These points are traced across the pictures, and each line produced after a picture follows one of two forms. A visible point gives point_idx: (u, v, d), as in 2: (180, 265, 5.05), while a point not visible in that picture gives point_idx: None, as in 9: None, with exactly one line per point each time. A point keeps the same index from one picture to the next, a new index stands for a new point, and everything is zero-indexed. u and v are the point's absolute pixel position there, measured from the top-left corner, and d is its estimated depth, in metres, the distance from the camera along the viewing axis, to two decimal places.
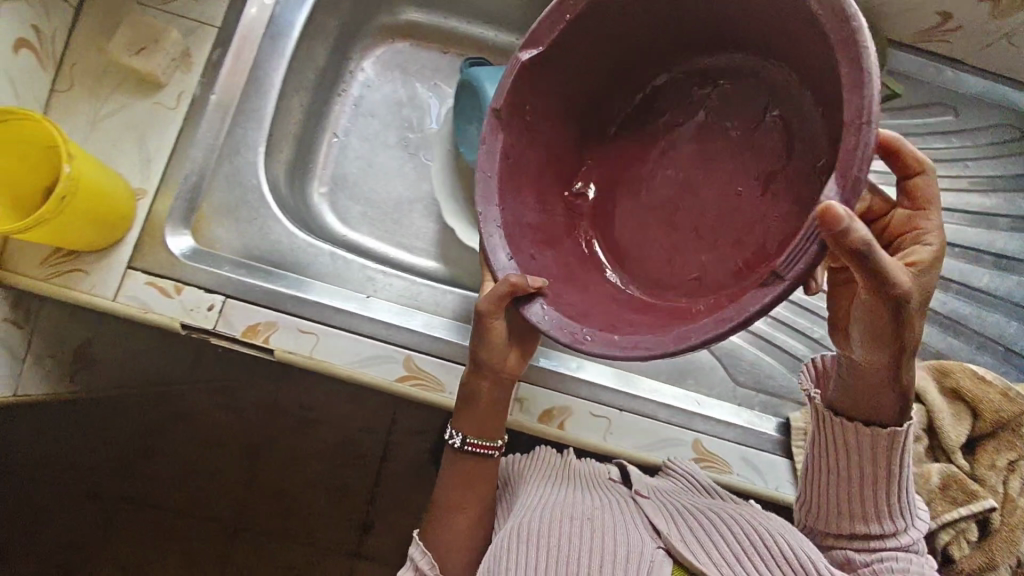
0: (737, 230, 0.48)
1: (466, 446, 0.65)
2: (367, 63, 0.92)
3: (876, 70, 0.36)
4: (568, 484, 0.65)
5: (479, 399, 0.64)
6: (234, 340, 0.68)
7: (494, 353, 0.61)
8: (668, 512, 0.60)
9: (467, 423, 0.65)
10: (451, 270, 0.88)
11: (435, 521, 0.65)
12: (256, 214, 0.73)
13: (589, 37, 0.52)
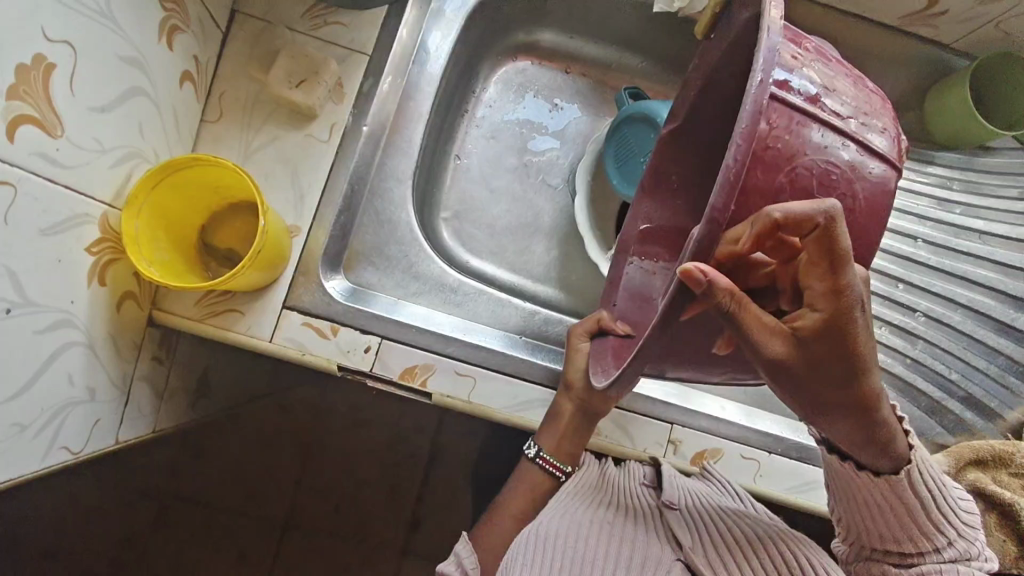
0: None
1: (539, 459, 0.67)
2: (490, 85, 0.89)
3: (756, 92, 0.36)
4: (608, 494, 0.66)
5: (561, 418, 0.67)
6: (390, 382, 0.67)
7: (578, 374, 0.67)
8: (688, 520, 0.62)
9: (546, 436, 0.67)
10: (576, 300, 0.87)
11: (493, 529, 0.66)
12: (407, 253, 0.72)
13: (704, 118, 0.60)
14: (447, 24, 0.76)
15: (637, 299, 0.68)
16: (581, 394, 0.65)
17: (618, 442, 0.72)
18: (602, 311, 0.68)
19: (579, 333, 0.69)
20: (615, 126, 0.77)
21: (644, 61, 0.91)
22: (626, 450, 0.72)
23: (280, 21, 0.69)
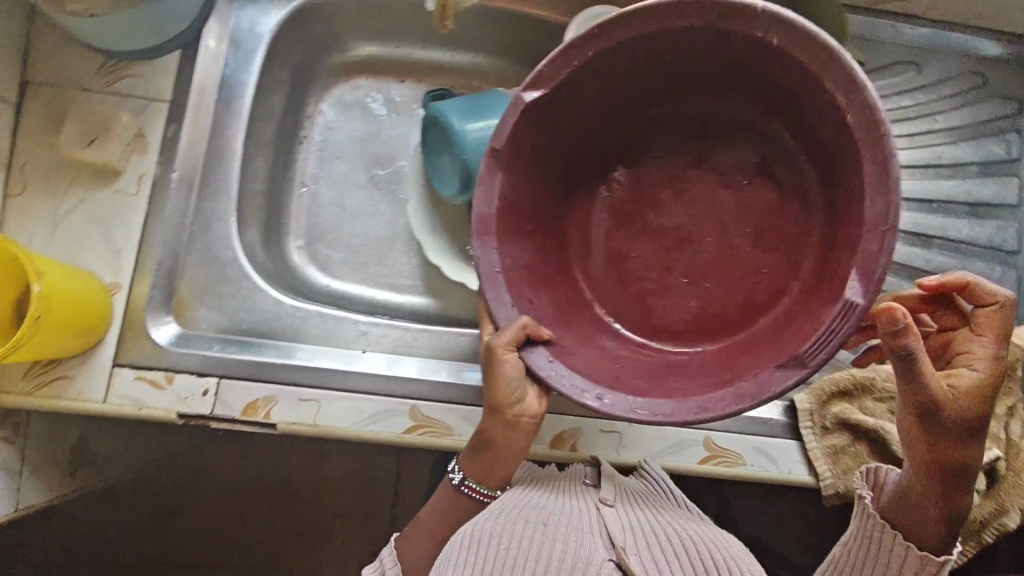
0: (723, 271, 0.61)
1: (465, 485, 0.64)
2: (325, 102, 0.87)
3: (879, 140, 0.47)
4: (557, 488, 0.65)
5: (493, 444, 0.63)
6: (234, 421, 0.67)
7: (503, 388, 0.60)
8: (631, 522, 0.60)
9: (472, 465, 0.64)
10: (440, 304, 0.87)
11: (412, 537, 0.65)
12: (238, 289, 0.71)
13: (583, 96, 0.59)
14: (250, 53, 0.73)
15: (523, 288, 0.60)
16: (512, 411, 0.61)
17: None
18: (525, 318, 0.57)
19: (502, 349, 0.57)
20: (431, 125, 0.72)
21: (476, 53, 0.88)
22: None
23: (72, 82, 0.70)
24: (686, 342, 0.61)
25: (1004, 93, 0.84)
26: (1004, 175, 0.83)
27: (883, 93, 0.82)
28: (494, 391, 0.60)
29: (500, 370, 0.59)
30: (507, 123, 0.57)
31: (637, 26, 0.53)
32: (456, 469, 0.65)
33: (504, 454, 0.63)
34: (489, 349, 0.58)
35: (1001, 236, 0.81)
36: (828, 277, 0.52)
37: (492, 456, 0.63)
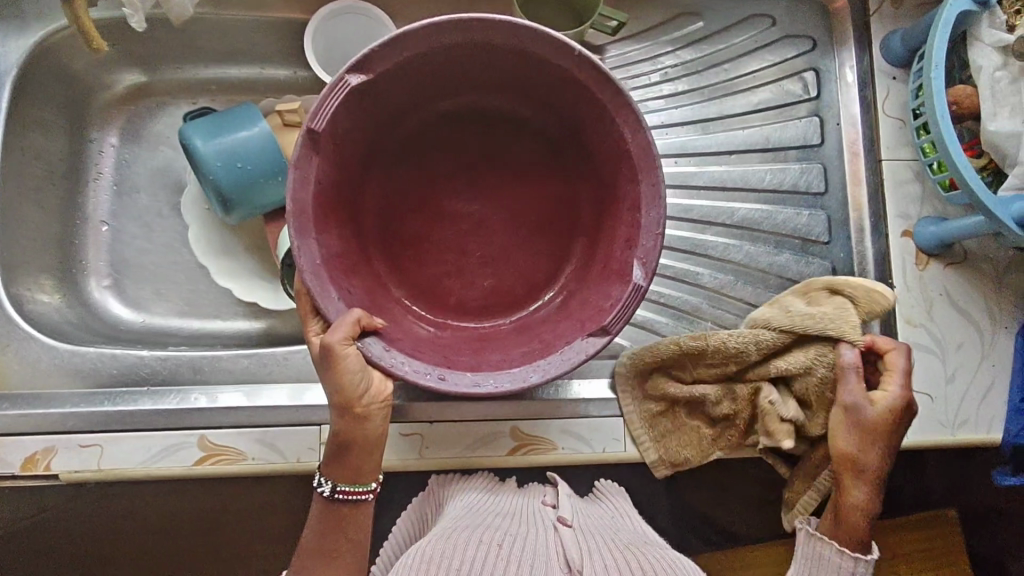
0: (511, 259, 0.67)
1: (337, 493, 0.62)
2: (112, 136, 0.84)
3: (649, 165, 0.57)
4: (507, 513, 0.69)
5: (354, 442, 0.60)
6: (16, 476, 0.66)
7: (350, 380, 0.57)
8: (594, 540, 0.64)
9: (336, 468, 0.61)
10: (263, 324, 0.83)
11: (305, 564, 0.62)
12: (8, 340, 0.70)
13: (384, 89, 0.58)
14: None
15: (340, 278, 0.58)
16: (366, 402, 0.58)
17: (269, 461, 0.68)
18: (358, 311, 0.56)
19: (340, 343, 0.55)
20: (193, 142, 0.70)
21: (265, 65, 0.84)
22: (279, 467, 0.68)
23: None
24: (484, 318, 0.67)
25: (795, 32, 0.82)
26: (804, 116, 0.81)
27: (664, 50, 0.81)
28: (337, 383, 0.57)
29: (342, 365, 0.56)
30: (324, 111, 0.54)
31: (437, 28, 0.54)
32: (321, 477, 0.62)
33: (363, 448, 0.60)
34: (326, 343, 0.55)
35: (806, 178, 0.80)
36: (612, 257, 0.61)
37: (353, 455, 0.60)
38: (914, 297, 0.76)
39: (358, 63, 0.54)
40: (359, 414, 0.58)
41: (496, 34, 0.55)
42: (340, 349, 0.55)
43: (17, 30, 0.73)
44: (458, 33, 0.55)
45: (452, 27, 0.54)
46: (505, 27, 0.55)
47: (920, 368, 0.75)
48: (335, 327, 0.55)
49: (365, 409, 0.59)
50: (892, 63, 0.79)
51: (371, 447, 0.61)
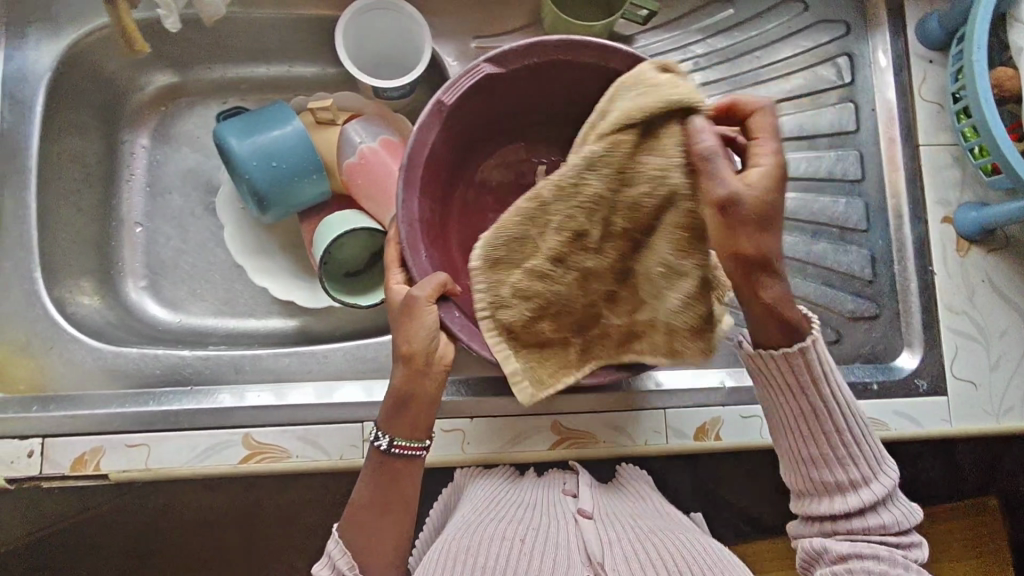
0: None
1: (393, 448, 0.58)
2: (143, 137, 0.84)
3: None
4: (527, 502, 0.69)
5: (415, 397, 0.57)
6: (65, 477, 0.67)
7: (419, 334, 0.56)
8: (617, 531, 0.63)
9: (392, 421, 0.58)
10: (297, 321, 0.82)
11: (358, 523, 0.58)
12: (52, 343, 0.71)
13: (514, 86, 0.64)
14: (26, 106, 0.73)
15: (427, 245, 0.61)
16: (425, 354, 0.56)
17: (314, 459, 0.69)
18: (443, 274, 0.57)
19: (424, 299, 0.56)
20: (245, 121, 0.70)
21: (291, 63, 0.84)
22: (324, 464, 0.69)
23: None
24: None
25: (828, 16, 0.81)
26: (838, 102, 0.80)
27: (695, 38, 0.80)
28: (407, 337, 0.56)
29: (425, 313, 0.56)
30: (454, 91, 0.59)
31: (573, 43, 0.60)
32: (377, 430, 0.59)
33: (416, 409, 0.57)
34: (410, 296, 0.56)
35: (842, 165, 0.79)
36: None
37: (407, 413, 0.57)
38: (953, 284, 0.76)
39: (497, 56, 0.60)
40: (427, 367, 0.56)
41: (615, 59, 0.60)
42: (422, 304, 0.56)
43: (51, 35, 0.74)
44: (588, 52, 0.60)
45: (585, 47, 0.60)
46: (630, 56, 0.60)
47: (962, 356, 0.75)
48: (423, 283, 0.57)
49: (427, 364, 0.56)
50: (929, 47, 0.78)
51: (424, 411, 0.58)
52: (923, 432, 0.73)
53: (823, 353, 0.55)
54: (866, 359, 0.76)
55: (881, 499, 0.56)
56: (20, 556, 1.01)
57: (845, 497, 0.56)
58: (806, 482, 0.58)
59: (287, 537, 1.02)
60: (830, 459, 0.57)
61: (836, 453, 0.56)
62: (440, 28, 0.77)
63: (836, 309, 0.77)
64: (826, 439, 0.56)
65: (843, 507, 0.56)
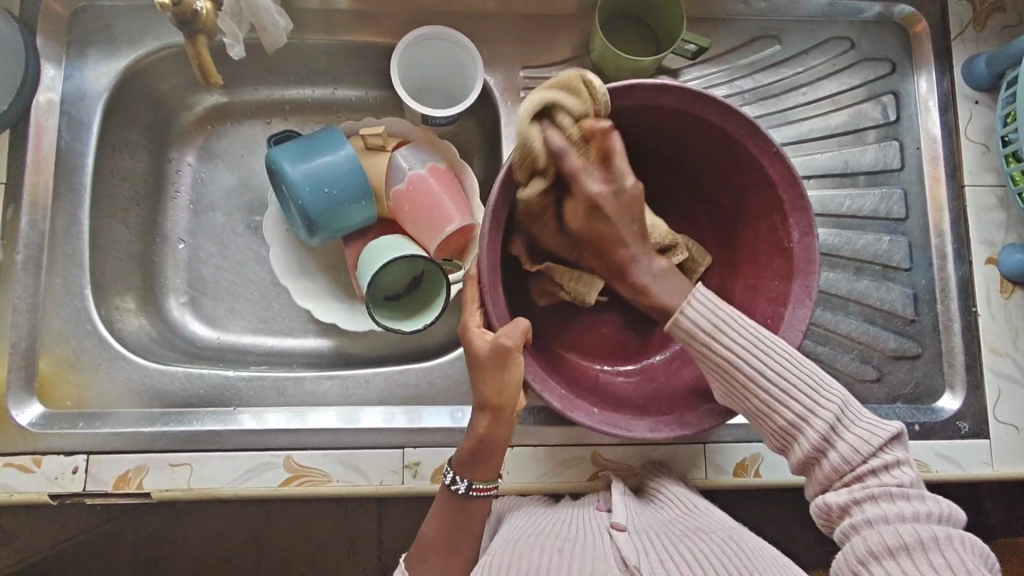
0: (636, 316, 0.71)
1: (471, 491, 0.59)
2: (189, 155, 0.85)
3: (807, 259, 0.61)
4: (562, 516, 0.65)
5: (494, 443, 0.58)
6: (108, 494, 0.68)
7: (506, 385, 0.56)
8: (656, 538, 0.58)
9: (469, 465, 0.59)
10: (334, 342, 0.82)
11: (422, 556, 0.59)
12: (99, 359, 0.71)
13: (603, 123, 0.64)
14: (83, 125, 0.74)
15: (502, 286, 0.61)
16: (509, 404, 0.57)
17: (354, 483, 0.69)
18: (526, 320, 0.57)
19: (513, 350, 0.56)
20: (303, 146, 0.72)
21: (337, 86, 0.85)
22: (364, 489, 0.69)
23: None
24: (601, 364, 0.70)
25: (874, 55, 0.81)
26: (882, 140, 0.80)
27: (741, 73, 0.80)
28: (498, 388, 0.56)
29: (511, 364, 0.56)
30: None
31: (670, 90, 0.60)
32: (449, 471, 0.60)
33: (494, 450, 0.59)
34: (499, 345, 0.56)
35: (886, 203, 0.79)
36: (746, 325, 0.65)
37: (484, 454, 0.58)
38: (997, 326, 0.75)
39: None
40: (507, 413, 0.57)
41: (709, 108, 0.61)
42: (513, 354, 0.56)
43: (110, 57, 0.75)
44: (684, 101, 0.61)
45: (682, 94, 0.61)
46: (725, 108, 0.61)
47: (1006, 398, 0.74)
48: (510, 331, 0.56)
49: (509, 411, 0.57)
50: (974, 87, 0.79)
51: (500, 450, 0.59)
52: (966, 475, 0.72)
53: (711, 304, 0.55)
54: (907, 398, 0.76)
55: (836, 425, 0.53)
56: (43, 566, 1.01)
57: (804, 437, 0.54)
58: (772, 437, 0.56)
59: (311, 553, 1.03)
60: (769, 406, 0.55)
61: (772, 398, 0.54)
62: (489, 58, 0.78)
63: (877, 347, 0.77)
64: (751, 391, 0.55)
65: (809, 447, 0.53)
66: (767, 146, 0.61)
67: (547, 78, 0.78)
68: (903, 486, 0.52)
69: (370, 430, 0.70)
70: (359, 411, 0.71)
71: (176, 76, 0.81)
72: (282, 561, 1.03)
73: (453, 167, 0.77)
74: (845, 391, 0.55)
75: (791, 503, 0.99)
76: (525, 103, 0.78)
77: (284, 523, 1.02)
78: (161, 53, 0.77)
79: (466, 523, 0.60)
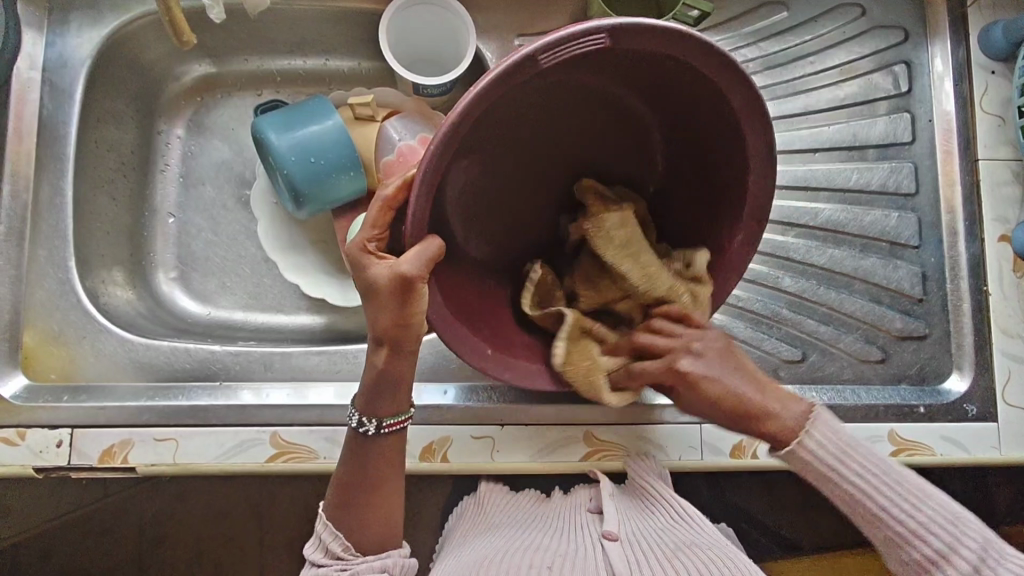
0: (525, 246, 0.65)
1: (383, 430, 0.58)
2: (179, 127, 0.83)
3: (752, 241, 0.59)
4: (544, 522, 0.66)
5: (395, 377, 0.57)
6: (93, 468, 0.67)
7: (400, 314, 0.53)
8: (648, 553, 0.58)
9: (376, 406, 0.58)
10: (326, 319, 0.81)
11: (349, 505, 0.59)
12: (85, 331, 0.71)
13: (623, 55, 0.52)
14: (66, 93, 0.72)
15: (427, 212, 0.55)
16: (402, 336, 0.54)
17: None
18: (441, 240, 0.52)
19: (419, 278, 0.51)
20: (292, 115, 0.70)
21: (329, 56, 0.82)
22: None
23: None
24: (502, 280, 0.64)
25: (885, 22, 0.77)
26: (892, 112, 0.77)
27: (745, 41, 0.77)
28: (389, 318, 0.53)
29: (416, 298, 0.52)
30: (561, 54, 0.48)
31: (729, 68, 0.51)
32: (356, 414, 0.58)
33: (397, 378, 0.57)
34: (398, 274, 0.51)
35: (895, 177, 0.76)
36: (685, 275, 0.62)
37: (382, 382, 0.57)
38: (1009, 305, 0.72)
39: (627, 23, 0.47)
40: (409, 346, 0.55)
41: (739, 94, 0.52)
42: (420, 282, 0.51)
43: (94, 22, 0.73)
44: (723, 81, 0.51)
45: (735, 79, 0.51)
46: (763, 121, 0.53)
47: (1017, 380, 0.71)
48: (411, 256, 0.51)
49: (408, 341, 0.55)
50: (991, 57, 0.74)
51: (399, 379, 0.57)
52: (973, 459, 0.69)
53: (838, 433, 0.56)
54: (911, 379, 0.74)
55: (979, 560, 0.52)
56: (40, 540, 1.01)
57: (908, 544, 0.54)
58: (898, 564, 0.56)
59: (308, 535, 1.02)
60: (905, 536, 0.54)
61: (896, 526, 0.54)
62: (483, 25, 0.75)
63: (883, 327, 0.74)
64: (880, 516, 0.55)
65: (916, 558, 0.54)
66: (769, 164, 0.55)
67: None
68: None
69: None
70: (350, 387, 0.70)
71: (162, 44, 0.78)
72: (280, 538, 1.02)
73: None
74: (949, 500, 0.54)
75: (792, 487, 0.97)
76: None
77: (282, 500, 1.01)
78: (146, 20, 0.75)
79: (381, 463, 0.59)
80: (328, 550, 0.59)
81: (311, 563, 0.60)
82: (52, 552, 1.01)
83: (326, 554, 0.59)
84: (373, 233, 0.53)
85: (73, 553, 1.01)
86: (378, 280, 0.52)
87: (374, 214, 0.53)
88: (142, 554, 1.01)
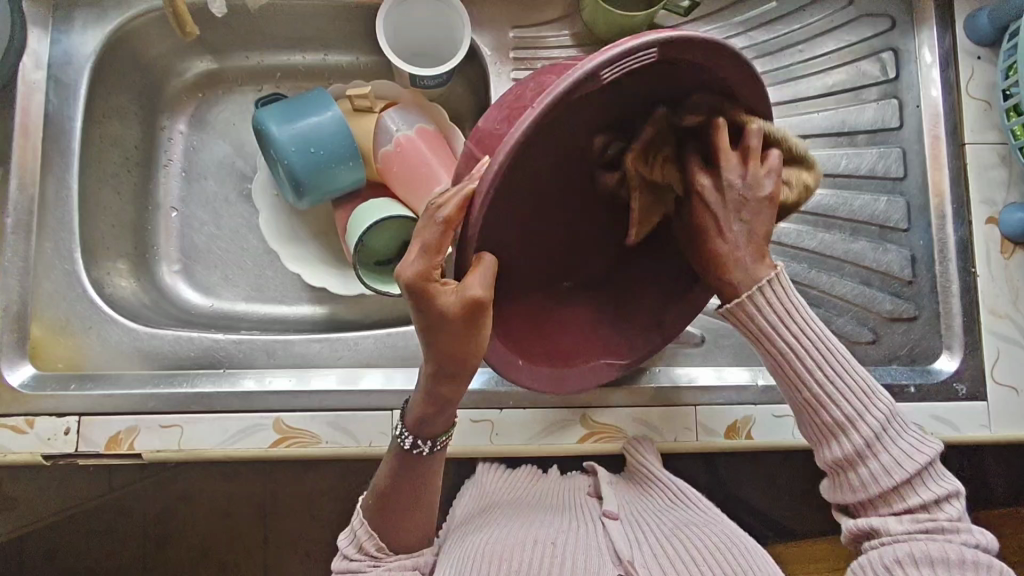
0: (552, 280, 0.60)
1: (438, 447, 0.58)
2: (181, 122, 0.85)
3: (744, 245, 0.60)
4: (550, 501, 0.67)
5: (449, 397, 0.53)
6: (101, 455, 0.68)
7: (469, 340, 0.48)
8: (647, 533, 0.59)
9: (424, 426, 0.56)
10: (327, 309, 0.82)
11: (390, 513, 0.60)
12: (90, 322, 0.72)
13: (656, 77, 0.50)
14: (70, 89, 0.74)
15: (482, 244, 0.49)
16: (467, 364, 0.50)
17: (343, 445, 0.69)
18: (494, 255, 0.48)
19: (488, 300, 0.47)
20: (292, 106, 0.71)
21: (327, 51, 0.84)
22: (352, 451, 0.69)
23: None
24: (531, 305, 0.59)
25: (872, 11, 0.79)
26: (880, 98, 0.78)
27: (735, 31, 0.78)
28: (457, 349, 0.48)
29: (484, 322, 0.48)
30: (620, 69, 0.45)
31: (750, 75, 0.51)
32: (408, 433, 0.57)
33: (454, 397, 0.53)
34: (470, 300, 0.46)
35: (884, 162, 0.77)
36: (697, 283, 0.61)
37: (440, 403, 0.54)
38: (997, 286, 0.73)
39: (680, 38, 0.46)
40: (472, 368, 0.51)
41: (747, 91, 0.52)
42: (489, 303, 0.47)
43: (98, 20, 0.75)
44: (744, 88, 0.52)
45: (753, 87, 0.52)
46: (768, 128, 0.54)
47: (1006, 359, 0.72)
48: (477, 277, 0.47)
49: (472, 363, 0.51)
50: (977, 42, 0.76)
51: (457, 397, 0.54)
52: (963, 437, 0.70)
53: (784, 294, 0.56)
54: (901, 360, 0.75)
55: (879, 435, 0.57)
56: (48, 533, 1.02)
57: (844, 440, 0.57)
58: (811, 431, 0.59)
59: (314, 527, 1.03)
60: (818, 401, 0.58)
61: (825, 392, 0.57)
62: (478, 17, 0.77)
63: (873, 309, 0.76)
64: (802, 381, 0.58)
65: (841, 453, 0.57)
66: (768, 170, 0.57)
67: (537, 37, 0.77)
68: (954, 520, 0.56)
69: (361, 391, 0.70)
70: (351, 373, 0.71)
71: (164, 41, 0.80)
72: (284, 531, 1.03)
73: (442, 130, 0.76)
74: (892, 402, 0.58)
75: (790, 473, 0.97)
76: (514, 64, 0.77)
77: (286, 493, 1.03)
78: (148, 17, 0.76)
79: (428, 477, 0.60)
80: (359, 547, 0.61)
81: (343, 556, 0.62)
82: (60, 545, 1.02)
83: (359, 549, 0.61)
84: (425, 259, 0.45)
85: (79, 545, 1.03)
86: (449, 313, 0.46)
87: (426, 240, 0.45)
88: (149, 546, 1.03)
